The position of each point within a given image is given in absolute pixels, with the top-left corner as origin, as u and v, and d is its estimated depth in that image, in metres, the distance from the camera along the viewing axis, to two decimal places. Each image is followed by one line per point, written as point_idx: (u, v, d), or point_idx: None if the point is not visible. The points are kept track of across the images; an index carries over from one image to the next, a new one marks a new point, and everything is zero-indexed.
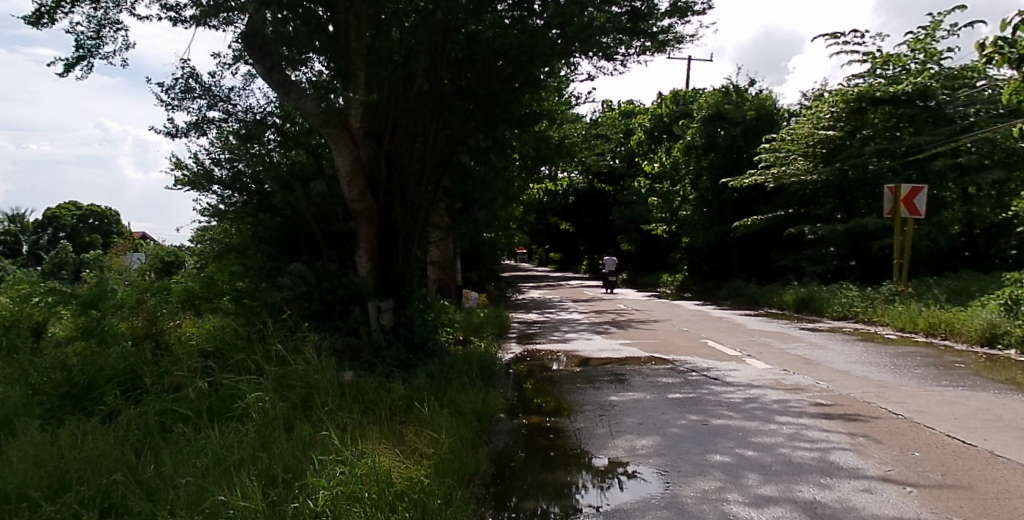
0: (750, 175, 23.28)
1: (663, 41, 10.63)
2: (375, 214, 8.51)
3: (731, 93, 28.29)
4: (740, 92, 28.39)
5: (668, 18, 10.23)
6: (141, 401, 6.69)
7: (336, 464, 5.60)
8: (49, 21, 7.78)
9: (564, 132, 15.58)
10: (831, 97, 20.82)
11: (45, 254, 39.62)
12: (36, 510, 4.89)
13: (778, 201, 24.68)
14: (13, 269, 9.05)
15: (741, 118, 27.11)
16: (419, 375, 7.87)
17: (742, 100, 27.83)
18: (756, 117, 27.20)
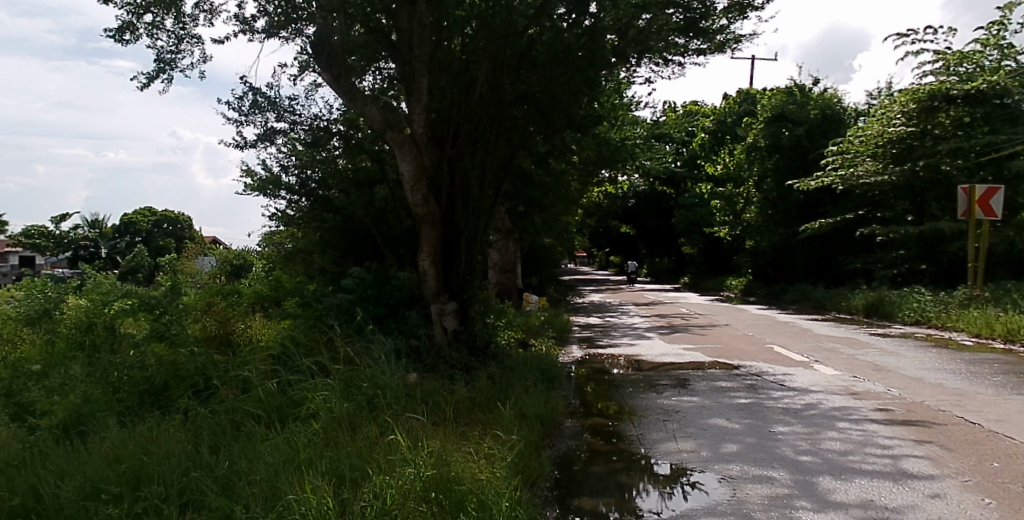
0: (817, 179, 22.71)
1: (720, 41, 10.44)
2: (437, 218, 8.58)
3: (795, 93, 27.75)
4: (804, 92, 27.74)
5: (725, 18, 10.05)
6: (214, 400, 6.89)
7: (404, 465, 5.68)
8: (131, 35, 8.10)
9: (626, 134, 15.53)
10: (901, 97, 20.12)
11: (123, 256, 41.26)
12: (119, 506, 5.09)
13: (845, 202, 24.03)
14: (92, 271, 9.40)
15: (805, 118, 26.56)
16: (481, 378, 7.92)
17: (807, 100, 27.23)
18: (822, 117, 26.64)
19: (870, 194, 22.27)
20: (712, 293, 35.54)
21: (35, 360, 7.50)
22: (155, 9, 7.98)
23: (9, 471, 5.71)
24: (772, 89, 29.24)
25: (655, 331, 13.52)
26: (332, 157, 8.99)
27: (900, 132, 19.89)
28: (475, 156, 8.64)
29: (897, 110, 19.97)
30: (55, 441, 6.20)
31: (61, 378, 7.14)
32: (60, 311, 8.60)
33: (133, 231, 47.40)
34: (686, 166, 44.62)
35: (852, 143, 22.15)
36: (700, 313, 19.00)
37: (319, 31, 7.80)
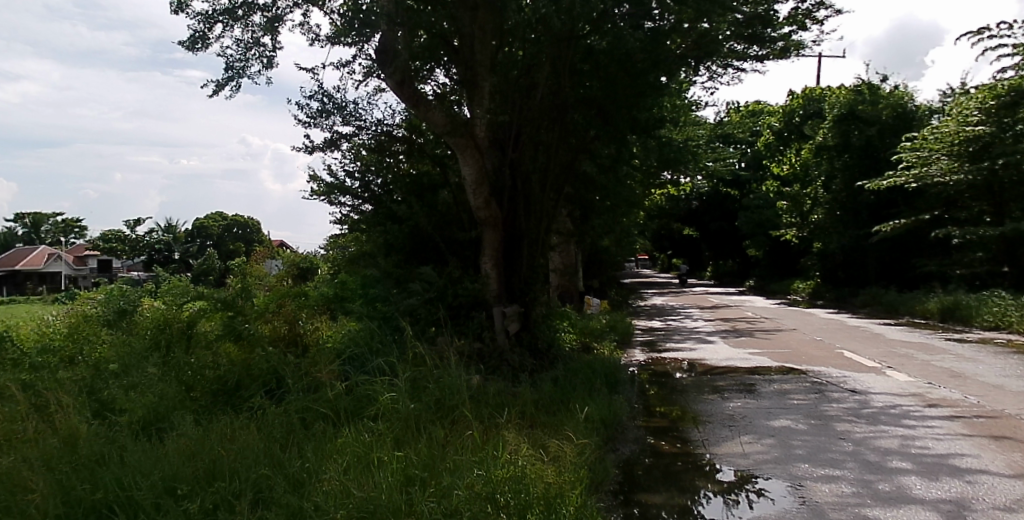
0: (889, 178, 22.10)
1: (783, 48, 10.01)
2: (500, 221, 8.62)
3: (865, 91, 27.07)
4: (873, 90, 26.98)
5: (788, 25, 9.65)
6: (285, 399, 7.06)
7: (470, 465, 5.69)
8: (202, 45, 8.38)
9: (691, 134, 15.37)
10: (978, 94, 19.70)
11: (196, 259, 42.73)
12: (195, 502, 5.24)
13: (920, 202, 23.22)
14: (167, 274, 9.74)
15: (876, 117, 25.89)
16: (544, 381, 7.92)
17: (878, 98, 26.51)
18: (893, 116, 25.93)
19: (944, 194, 21.49)
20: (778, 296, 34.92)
21: (116, 357, 7.79)
22: (225, 19, 8.23)
23: (92, 464, 5.95)
24: (841, 87, 28.48)
25: (719, 336, 13.28)
26: (396, 161, 9.14)
27: (977, 131, 19.25)
28: (537, 160, 8.80)
29: (974, 107, 19.54)
30: (135, 437, 6.42)
31: (140, 375, 7.40)
32: (139, 310, 8.94)
33: (203, 235, 48.97)
34: (752, 168, 44.28)
35: (926, 141, 21.50)
36: (767, 317, 18.67)
37: (383, 39, 7.90)
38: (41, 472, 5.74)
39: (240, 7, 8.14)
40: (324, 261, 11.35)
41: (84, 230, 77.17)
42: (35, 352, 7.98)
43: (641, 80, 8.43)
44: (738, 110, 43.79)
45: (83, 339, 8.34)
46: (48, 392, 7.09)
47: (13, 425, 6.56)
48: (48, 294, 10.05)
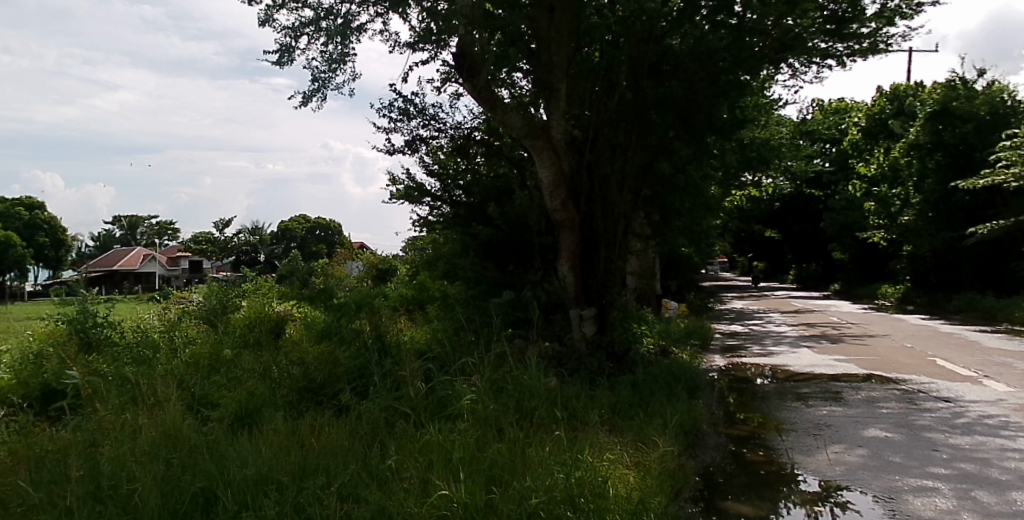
0: (987, 177, 21.13)
1: (873, 45, 9.31)
2: (577, 222, 8.60)
3: (959, 87, 25.92)
4: (967, 86, 25.79)
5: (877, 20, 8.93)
6: (370, 397, 7.24)
7: (552, 466, 5.68)
8: (288, 58, 8.66)
9: (775, 133, 14.99)
10: None
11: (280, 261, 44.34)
12: (286, 494, 5.42)
13: (1016, 203, 22.10)
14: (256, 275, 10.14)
15: (972, 114, 24.68)
16: (623, 385, 7.86)
17: (973, 94, 25.30)
18: (990, 113, 24.69)
19: None
20: (864, 301, 33.79)
21: (212, 353, 8.20)
22: (311, 31, 8.49)
23: (190, 454, 6.24)
24: (932, 84, 27.33)
25: (801, 341, 12.93)
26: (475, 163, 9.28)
27: None
28: (615, 161, 8.76)
29: None
30: (228, 431, 6.70)
31: (237, 369, 7.88)
32: (234, 308, 9.50)
33: (289, 238, 50.36)
34: (841, 169, 42.50)
35: None
36: (854, 323, 18.05)
37: (462, 42, 8.01)
38: (144, 459, 6.06)
39: (323, 19, 8.39)
40: (404, 263, 11.57)
41: (174, 233, 81.03)
42: (138, 346, 8.47)
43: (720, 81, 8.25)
44: (824, 109, 42.31)
45: (180, 336, 8.78)
46: (149, 385, 7.50)
47: (119, 415, 6.98)
48: (146, 293, 10.62)
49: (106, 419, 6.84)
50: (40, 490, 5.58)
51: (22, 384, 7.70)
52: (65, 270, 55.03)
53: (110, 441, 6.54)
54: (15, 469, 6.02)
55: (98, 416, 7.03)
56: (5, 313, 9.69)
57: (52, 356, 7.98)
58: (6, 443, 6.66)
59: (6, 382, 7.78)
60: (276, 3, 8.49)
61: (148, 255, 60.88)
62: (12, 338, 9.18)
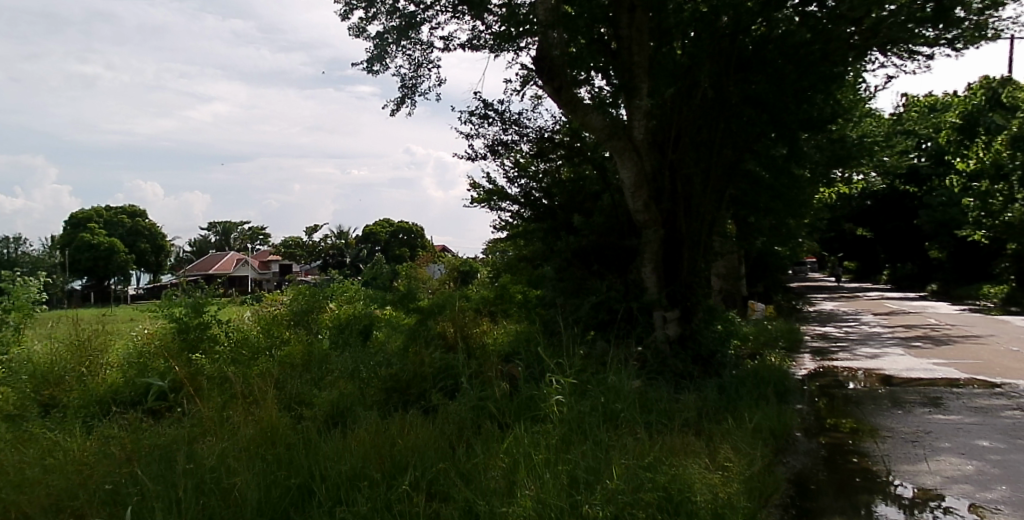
0: None
1: (979, 31, 8.74)
2: (660, 223, 8.68)
3: None
4: None
5: (985, 5, 8.39)
6: (457, 397, 7.39)
7: (638, 469, 5.61)
8: (379, 66, 8.90)
9: (867, 128, 14.43)
10: None
11: (365, 264, 45.67)
12: (377, 491, 5.57)
13: None
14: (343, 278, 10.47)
15: None
16: (709, 390, 7.76)
17: None
18: None
19: None
20: (965, 301, 32.30)
21: (306, 355, 8.60)
22: (399, 38, 8.73)
23: (286, 450, 6.47)
24: None
25: (894, 344, 12.47)
26: (556, 166, 9.43)
27: None
28: (699, 162, 8.73)
29: None
30: (321, 428, 6.94)
31: (328, 370, 8.21)
32: (324, 309, 9.88)
33: (372, 240, 51.54)
34: (941, 163, 40.10)
35: None
36: (962, 325, 17.14)
37: (541, 45, 8.01)
38: (244, 454, 6.31)
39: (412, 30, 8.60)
40: (486, 265, 11.71)
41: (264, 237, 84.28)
42: (234, 347, 8.91)
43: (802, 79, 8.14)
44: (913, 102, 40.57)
45: (274, 337, 9.21)
46: (246, 386, 7.85)
47: (220, 412, 7.32)
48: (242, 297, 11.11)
49: (207, 415, 7.19)
50: (150, 481, 5.91)
51: (131, 382, 8.20)
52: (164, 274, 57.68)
53: (211, 436, 6.86)
54: (126, 460, 6.39)
55: (200, 414, 7.41)
56: (113, 315, 10.33)
57: (158, 361, 8.48)
58: (118, 435, 7.08)
59: (116, 380, 8.28)
60: (366, 15, 8.76)
61: (239, 259, 63.34)
62: (122, 338, 9.80)
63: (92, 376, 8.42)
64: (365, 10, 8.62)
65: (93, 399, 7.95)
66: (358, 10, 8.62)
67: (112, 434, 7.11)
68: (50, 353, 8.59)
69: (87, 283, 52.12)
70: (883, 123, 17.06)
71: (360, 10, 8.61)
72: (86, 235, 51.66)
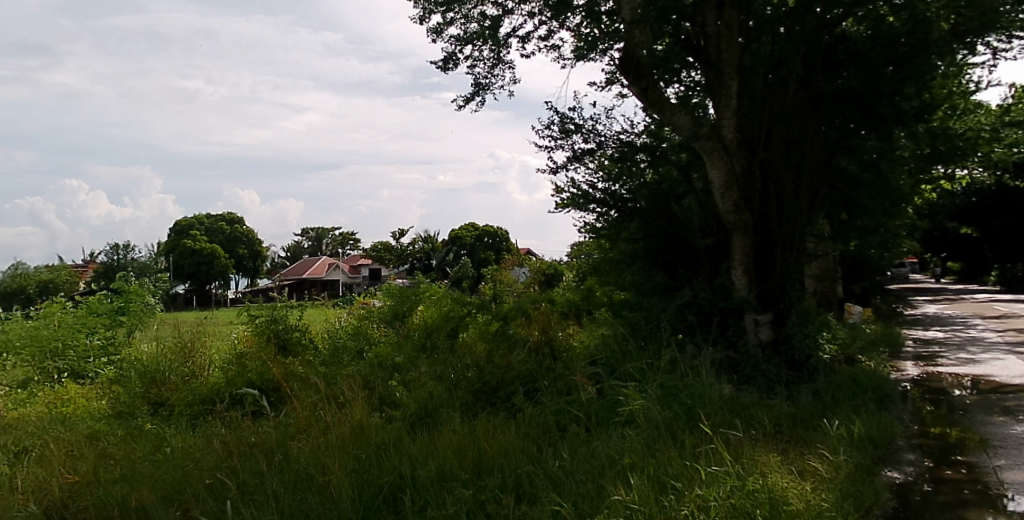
0: None
1: None
2: (750, 225, 8.50)
3: None
4: None
5: None
6: (542, 401, 7.45)
7: (729, 475, 5.47)
8: (455, 65, 9.03)
9: (972, 122, 13.77)
10: None
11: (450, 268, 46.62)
12: (468, 491, 5.64)
13: None
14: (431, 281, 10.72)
15: None
16: (803, 394, 7.57)
17: None
18: None
19: None
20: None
21: (393, 357, 8.88)
22: (477, 41, 8.85)
23: (375, 450, 6.60)
24: None
25: (1004, 350, 11.82)
26: (638, 168, 9.44)
27: None
28: (789, 160, 8.73)
29: None
30: (408, 428, 7.10)
31: (415, 372, 8.41)
32: (410, 312, 10.13)
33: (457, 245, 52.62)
34: None
35: None
36: None
37: (627, 46, 7.97)
38: (336, 452, 6.48)
39: (488, 31, 8.69)
40: (572, 269, 11.79)
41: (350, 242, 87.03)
42: (325, 352, 9.25)
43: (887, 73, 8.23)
44: None
45: (364, 340, 9.54)
46: (338, 387, 8.10)
47: (312, 410, 7.57)
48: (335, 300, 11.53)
49: (300, 415, 7.46)
50: (249, 478, 6.16)
51: (230, 382, 8.57)
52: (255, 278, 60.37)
53: (306, 434, 7.08)
54: (227, 455, 6.66)
55: (295, 414, 7.67)
56: (214, 318, 10.85)
57: (257, 361, 8.85)
58: (220, 433, 7.40)
59: (217, 380, 8.66)
60: (445, 17, 8.90)
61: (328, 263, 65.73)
62: (220, 341, 10.26)
63: (194, 376, 8.82)
64: (442, 14, 8.78)
65: (197, 398, 8.32)
66: (436, 14, 8.79)
67: (214, 431, 7.42)
68: (157, 354, 9.09)
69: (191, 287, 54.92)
70: (992, 116, 16.19)
71: (438, 14, 8.78)
72: (188, 241, 54.69)
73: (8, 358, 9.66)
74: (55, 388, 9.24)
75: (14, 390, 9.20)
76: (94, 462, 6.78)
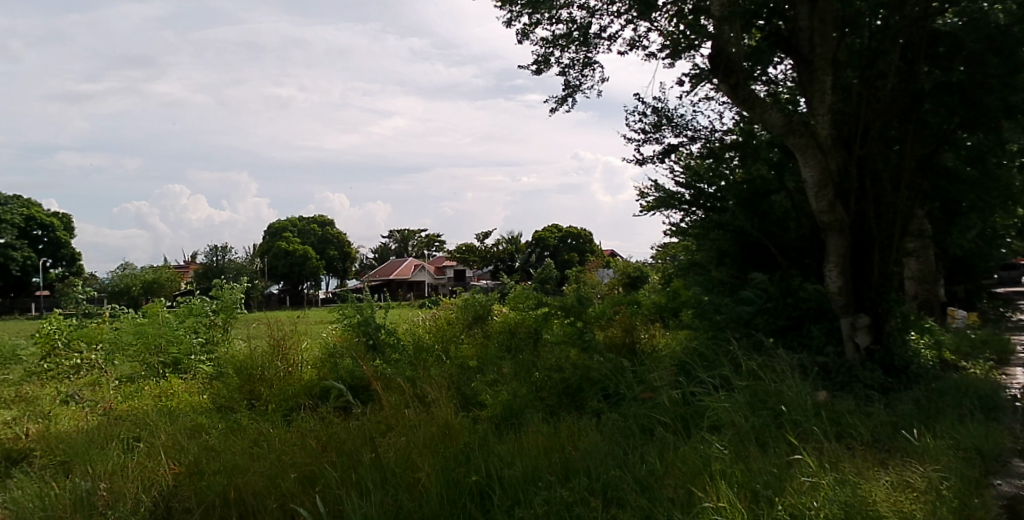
0: None
1: None
2: (845, 225, 8.23)
3: None
4: None
5: None
6: (627, 404, 7.42)
7: (824, 485, 5.28)
8: (544, 67, 9.10)
9: None
10: None
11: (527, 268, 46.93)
12: (555, 492, 5.66)
13: None
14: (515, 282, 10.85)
15: None
16: (903, 401, 7.24)
17: None
18: None
19: None
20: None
21: (477, 358, 9.02)
22: (564, 42, 8.89)
23: (462, 448, 6.70)
24: None
25: None
26: (728, 167, 9.42)
27: None
28: (888, 157, 8.46)
29: None
30: (493, 428, 7.18)
31: (500, 371, 8.49)
32: (495, 313, 10.26)
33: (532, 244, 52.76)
34: None
35: None
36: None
37: (716, 43, 7.87)
38: (425, 450, 6.61)
39: (576, 32, 8.69)
40: (657, 270, 11.68)
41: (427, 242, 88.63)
42: (411, 351, 9.47)
43: (996, 64, 7.81)
44: None
45: (449, 340, 9.74)
46: (424, 385, 8.28)
47: (400, 409, 7.75)
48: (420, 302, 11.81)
49: (389, 412, 7.65)
50: (342, 472, 6.35)
51: (321, 380, 8.88)
52: (334, 278, 62.24)
53: (393, 431, 7.26)
54: (320, 449, 6.88)
55: (384, 411, 7.88)
56: (305, 317, 11.28)
57: (347, 360, 9.14)
58: (314, 428, 7.67)
59: (310, 376, 9.00)
60: (532, 20, 8.98)
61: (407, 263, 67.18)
62: (311, 340, 10.65)
63: (288, 373, 9.20)
64: (529, 16, 8.82)
65: (290, 394, 8.66)
66: (523, 17, 8.84)
67: (309, 426, 7.70)
68: (254, 351, 9.51)
69: (277, 286, 57.22)
70: None
71: (525, 16, 8.83)
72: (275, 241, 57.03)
73: (117, 353, 10.29)
74: (160, 382, 9.79)
75: (123, 384, 9.79)
76: (198, 454, 7.12)
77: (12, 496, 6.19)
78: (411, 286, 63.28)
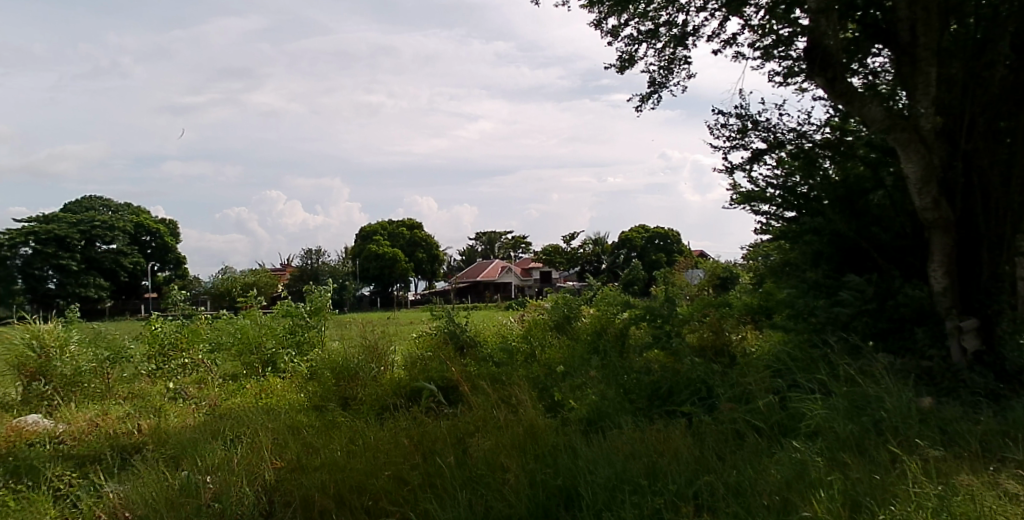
0: None
1: None
2: (951, 223, 7.80)
3: None
4: None
5: None
6: (718, 409, 7.26)
7: (929, 497, 4.99)
8: (630, 64, 9.03)
9: None
10: None
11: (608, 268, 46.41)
12: (645, 496, 5.59)
13: None
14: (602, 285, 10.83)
15: None
16: (1015, 408, 6.62)
17: None
18: None
19: None
20: None
21: (564, 361, 9.03)
22: (650, 39, 8.81)
23: (550, 450, 6.71)
24: None
25: None
26: (822, 164, 9.10)
27: None
28: (998, 152, 8.04)
29: None
30: (582, 431, 7.17)
31: (587, 374, 8.47)
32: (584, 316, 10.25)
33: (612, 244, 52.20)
34: None
35: None
36: None
37: (814, 35, 7.66)
38: (513, 451, 6.66)
39: (663, 28, 8.59)
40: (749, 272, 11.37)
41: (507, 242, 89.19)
42: (499, 353, 9.57)
43: None
44: None
45: (536, 342, 9.80)
46: (512, 387, 8.35)
47: (488, 411, 7.84)
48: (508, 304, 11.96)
49: (478, 414, 7.74)
50: (433, 471, 6.49)
51: (412, 381, 9.10)
52: (416, 279, 63.53)
53: (482, 433, 7.34)
54: (411, 448, 7.04)
55: (473, 412, 8.00)
56: (395, 320, 11.59)
57: (437, 362, 9.33)
58: (406, 427, 7.86)
59: (401, 376, 9.24)
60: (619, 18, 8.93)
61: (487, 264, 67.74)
62: (402, 341, 10.93)
63: (380, 374, 9.46)
64: (617, 14, 8.77)
65: (382, 394, 8.91)
66: (611, 16, 8.81)
67: (402, 425, 7.90)
68: (347, 353, 9.83)
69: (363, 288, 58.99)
70: None
71: (613, 15, 8.79)
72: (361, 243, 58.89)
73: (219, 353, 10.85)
74: (260, 381, 10.26)
75: (226, 382, 10.32)
76: (297, 450, 7.41)
77: (130, 484, 6.61)
78: (493, 286, 63.76)
